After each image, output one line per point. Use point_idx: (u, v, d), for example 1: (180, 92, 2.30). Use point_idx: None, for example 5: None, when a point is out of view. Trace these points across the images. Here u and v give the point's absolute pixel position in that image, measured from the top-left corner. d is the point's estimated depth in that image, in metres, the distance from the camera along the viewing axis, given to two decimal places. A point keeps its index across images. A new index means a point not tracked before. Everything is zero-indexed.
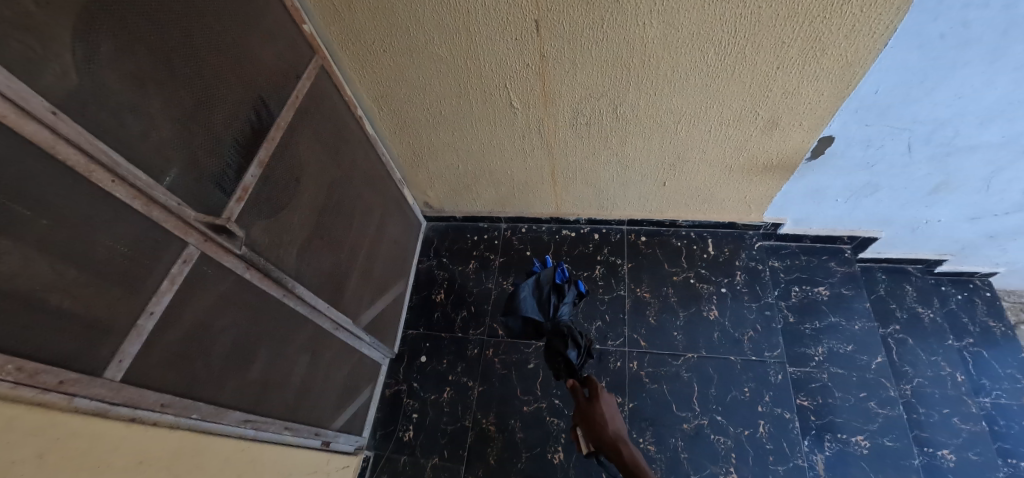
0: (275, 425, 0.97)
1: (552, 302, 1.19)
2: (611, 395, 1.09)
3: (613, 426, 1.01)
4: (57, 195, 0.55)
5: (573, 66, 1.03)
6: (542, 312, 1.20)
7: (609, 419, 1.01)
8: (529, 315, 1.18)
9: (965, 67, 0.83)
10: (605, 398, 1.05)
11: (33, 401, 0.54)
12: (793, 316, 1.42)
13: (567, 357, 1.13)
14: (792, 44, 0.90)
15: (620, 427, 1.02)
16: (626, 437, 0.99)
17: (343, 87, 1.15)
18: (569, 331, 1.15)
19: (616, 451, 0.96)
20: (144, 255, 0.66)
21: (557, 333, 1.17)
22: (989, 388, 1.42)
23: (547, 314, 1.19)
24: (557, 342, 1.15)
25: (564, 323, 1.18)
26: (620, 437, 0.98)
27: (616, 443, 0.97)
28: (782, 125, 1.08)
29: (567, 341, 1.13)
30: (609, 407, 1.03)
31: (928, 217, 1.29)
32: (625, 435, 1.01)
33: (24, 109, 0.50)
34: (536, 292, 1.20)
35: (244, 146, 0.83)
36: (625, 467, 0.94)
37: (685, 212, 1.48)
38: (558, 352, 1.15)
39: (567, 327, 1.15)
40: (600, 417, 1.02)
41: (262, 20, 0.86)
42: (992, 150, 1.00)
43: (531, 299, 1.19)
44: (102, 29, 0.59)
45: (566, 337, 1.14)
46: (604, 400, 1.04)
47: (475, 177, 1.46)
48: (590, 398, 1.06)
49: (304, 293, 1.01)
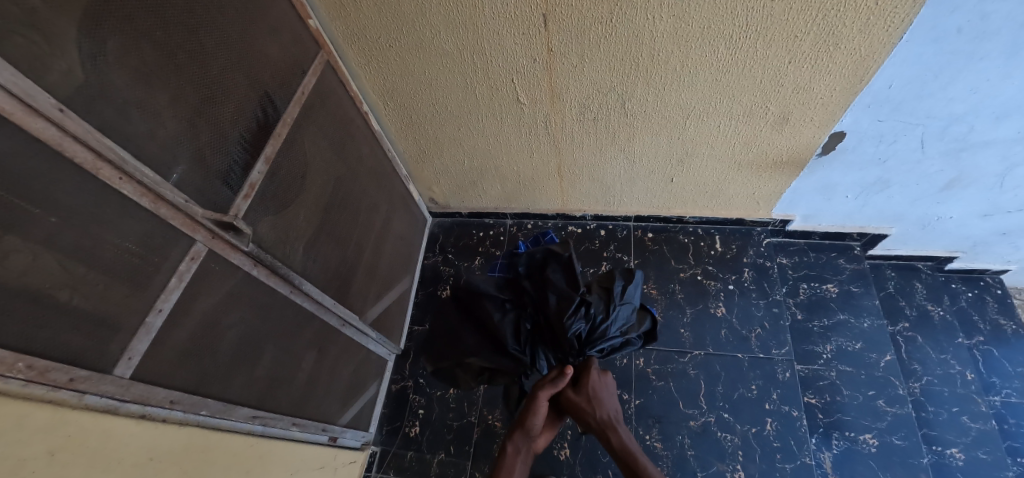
0: (283, 421, 0.98)
1: (583, 294, 1.10)
2: (604, 374, 1.17)
3: (603, 410, 1.11)
4: (66, 193, 0.55)
5: (582, 61, 1.02)
6: (573, 287, 1.11)
7: (597, 407, 1.10)
8: (554, 291, 1.12)
9: (982, 61, 0.81)
10: (595, 382, 1.12)
11: (44, 399, 0.54)
12: (802, 313, 1.40)
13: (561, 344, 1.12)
14: (805, 38, 0.88)
15: (612, 410, 1.12)
16: (613, 421, 1.10)
17: (348, 82, 1.14)
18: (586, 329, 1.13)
19: (606, 436, 1.09)
20: (152, 253, 0.66)
21: (559, 321, 1.10)
22: (999, 386, 1.41)
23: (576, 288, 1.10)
24: (559, 332, 1.11)
25: (590, 313, 1.11)
26: (609, 423, 1.10)
27: (605, 430, 1.09)
28: (793, 121, 1.07)
29: (578, 316, 1.09)
30: (597, 393, 1.11)
31: (940, 214, 1.28)
32: (617, 417, 1.12)
33: (31, 106, 0.50)
34: (567, 275, 1.12)
35: (251, 142, 0.82)
36: (613, 449, 1.08)
37: (693, 208, 1.47)
38: (549, 333, 1.16)
39: (585, 323, 1.11)
40: (587, 407, 1.11)
41: (268, 15, 0.85)
42: (1007, 146, 0.98)
43: (559, 278, 1.13)
44: (107, 25, 0.58)
45: (579, 313, 1.09)
46: (595, 387, 1.12)
47: (481, 172, 1.45)
48: (578, 390, 1.13)
49: (310, 290, 1.01)
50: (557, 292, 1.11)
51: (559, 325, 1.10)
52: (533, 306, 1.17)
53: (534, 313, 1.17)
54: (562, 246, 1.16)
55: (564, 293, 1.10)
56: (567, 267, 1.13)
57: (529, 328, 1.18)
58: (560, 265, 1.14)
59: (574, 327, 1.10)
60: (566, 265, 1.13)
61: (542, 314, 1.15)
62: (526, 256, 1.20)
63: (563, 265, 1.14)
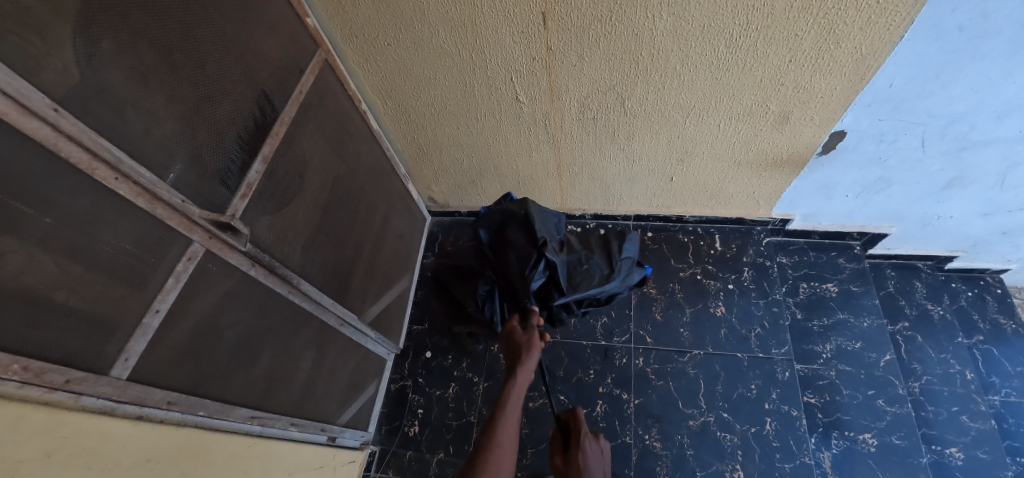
0: (281, 421, 0.97)
1: (541, 247, 1.10)
2: (596, 442, 1.08)
3: None
4: (61, 193, 0.54)
5: (581, 59, 1.01)
6: (532, 242, 1.12)
7: (587, 475, 1.00)
8: (514, 249, 1.14)
9: (984, 60, 0.80)
10: (585, 448, 1.04)
11: (39, 400, 0.54)
12: (802, 313, 1.40)
13: (521, 299, 1.14)
14: (805, 37, 0.88)
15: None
16: None
17: (347, 80, 1.13)
18: (550, 281, 1.14)
19: None
20: (149, 253, 0.66)
21: (518, 273, 1.12)
22: (998, 386, 1.41)
23: (534, 242, 1.12)
24: (518, 285, 1.12)
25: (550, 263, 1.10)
26: None
27: None
28: (793, 120, 1.06)
29: (536, 267, 1.10)
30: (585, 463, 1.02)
31: (940, 213, 1.28)
32: None
33: (25, 105, 0.49)
34: (525, 232, 1.14)
35: (249, 142, 0.82)
36: None
37: (692, 208, 1.46)
38: (510, 291, 1.19)
39: (546, 273, 1.12)
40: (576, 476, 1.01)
41: (265, 14, 0.85)
42: (1008, 146, 0.98)
43: (519, 236, 1.14)
44: (102, 23, 0.57)
45: (537, 263, 1.10)
46: (584, 452, 1.04)
47: (481, 172, 1.45)
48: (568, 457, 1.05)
49: (308, 290, 1.00)
50: (516, 250, 1.13)
51: (519, 279, 1.11)
52: (496, 268, 1.21)
53: (495, 274, 1.21)
54: (519, 205, 1.17)
55: (523, 249, 1.12)
56: (526, 226, 1.14)
57: (488, 289, 1.23)
58: (517, 224, 1.15)
59: (535, 281, 1.11)
60: (524, 223, 1.14)
61: (501, 274, 1.18)
62: (486, 220, 1.21)
63: (522, 224, 1.15)
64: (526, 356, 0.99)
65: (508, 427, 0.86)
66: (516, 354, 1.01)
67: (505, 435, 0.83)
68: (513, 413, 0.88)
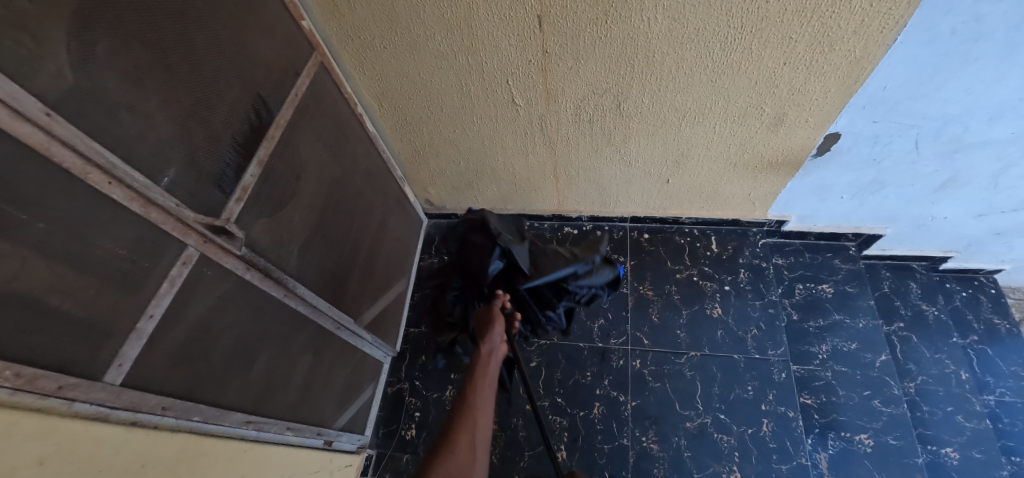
0: (277, 425, 0.97)
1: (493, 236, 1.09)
2: None
3: None
4: (55, 198, 0.54)
5: (576, 62, 1.01)
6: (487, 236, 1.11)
7: None
8: (472, 247, 1.13)
9: (978, 62, 0.81)
10: None
11: (32, 406, 0.53)
12: (797, 314, 1.41)
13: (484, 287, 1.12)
14: (800, 40, 0.88)
15: None
16: None
17: (343, 82, 1.13)
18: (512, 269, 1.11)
19: None
20: (143, 257, 0.65)
21: (478, 267, 1.10)
22: (993, 385, 1.42)
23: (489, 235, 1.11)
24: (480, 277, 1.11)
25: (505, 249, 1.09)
26: None
27: None
28: (788, 122, 1.07)
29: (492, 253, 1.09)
30: None
31: (934, 214, 1.28)
32: None
33: (18, 110, 0.49)
34: (479, 230, 1.13)
35: (244, 145, 0.82)
36: None
37: (689, 209, 1.47)
38: (480, 290, 1.15)
39: (505, 260, 1.11)
40: None
41: (261, 17, 0.85)
42: (1002, 147, 0.99)
43: (473, 237, 1.13)
44: (97, 27, 0.57)
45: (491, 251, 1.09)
46: None
47: (477, 174, 1.45)
48: None
49: (304, 294, 1.00)
50: (474, 249, 1.12)
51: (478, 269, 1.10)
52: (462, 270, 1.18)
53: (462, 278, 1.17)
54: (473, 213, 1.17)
55: (478, 245, 1.11)
56: (479, 225, 1.13)
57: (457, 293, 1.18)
58: (474, 229, 1.14)
59: (493, 266, 1.09)
60: (476, 225, 1.13)
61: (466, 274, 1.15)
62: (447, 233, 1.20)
63: (475, 227, 1.14)
64: (489, 328, 1.02)
65: (479, 395, 0.93)
66: (482, 325, 1.04)
67: (477, 401, 0.91)
68: (483, 381, 0.95)
